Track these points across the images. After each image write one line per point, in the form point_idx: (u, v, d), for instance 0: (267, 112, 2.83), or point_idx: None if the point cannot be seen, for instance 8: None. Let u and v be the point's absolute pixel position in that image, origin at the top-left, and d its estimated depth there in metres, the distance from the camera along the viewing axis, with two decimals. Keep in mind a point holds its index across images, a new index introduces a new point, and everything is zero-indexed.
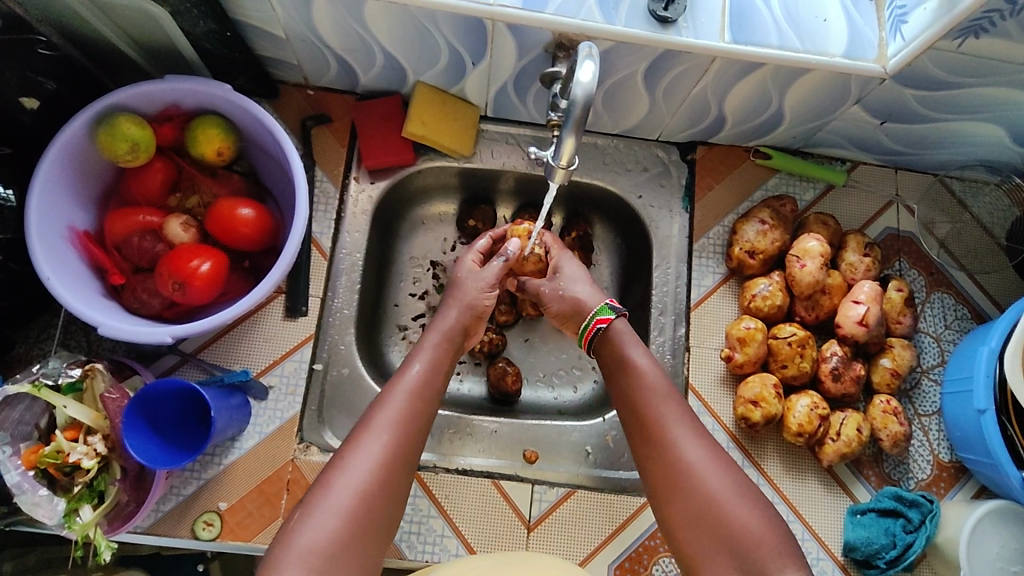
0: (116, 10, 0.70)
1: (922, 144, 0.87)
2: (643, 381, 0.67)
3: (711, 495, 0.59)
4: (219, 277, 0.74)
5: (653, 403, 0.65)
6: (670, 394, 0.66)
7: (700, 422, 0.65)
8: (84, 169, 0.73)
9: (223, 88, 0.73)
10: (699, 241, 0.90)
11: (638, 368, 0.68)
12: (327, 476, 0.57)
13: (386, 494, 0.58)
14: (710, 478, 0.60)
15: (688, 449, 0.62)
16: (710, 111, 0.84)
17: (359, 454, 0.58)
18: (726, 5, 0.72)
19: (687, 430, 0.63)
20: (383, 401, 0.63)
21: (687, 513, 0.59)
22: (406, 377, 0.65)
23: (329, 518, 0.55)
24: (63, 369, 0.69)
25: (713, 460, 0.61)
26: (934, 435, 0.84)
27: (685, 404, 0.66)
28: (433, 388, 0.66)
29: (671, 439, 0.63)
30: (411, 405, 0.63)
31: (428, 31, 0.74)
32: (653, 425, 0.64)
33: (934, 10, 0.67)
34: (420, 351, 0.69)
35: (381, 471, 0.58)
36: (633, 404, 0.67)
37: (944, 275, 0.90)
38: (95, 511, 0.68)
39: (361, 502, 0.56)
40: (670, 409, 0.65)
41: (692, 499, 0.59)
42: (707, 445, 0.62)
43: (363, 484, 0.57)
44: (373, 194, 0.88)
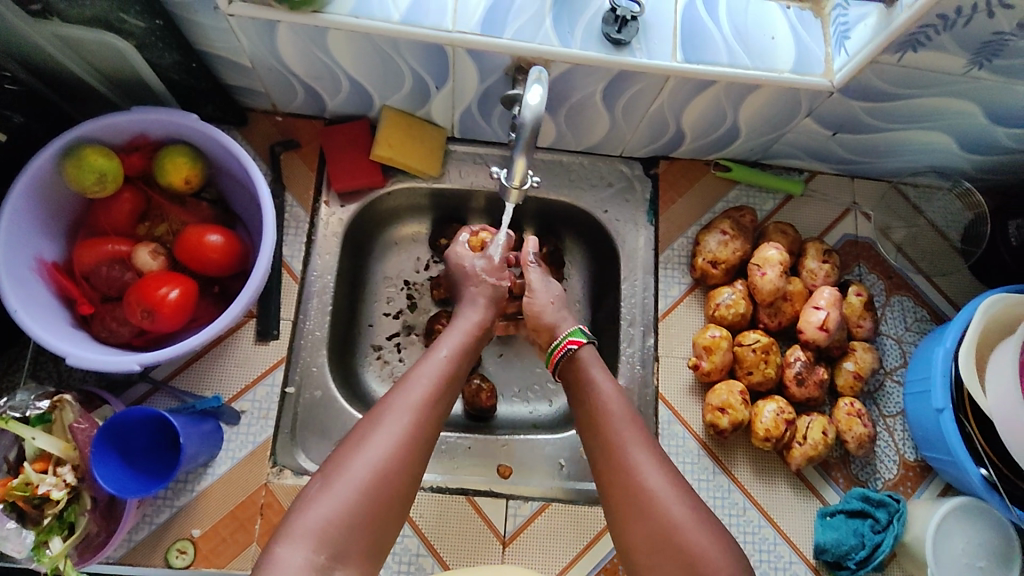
0: (81, 45, 0.71)
1: (875, 153, 0.90)
2: (606, 404, 0.69)
3: (670, 520, 0.60)
4: (188, 304, 0.74)
5: (615, 425, 0.67)
6: (630, 416, 0.68)
7: (661, 447, 0.66)
8: (51, 202, 0.74)
9: (191, 117, 0.74)
10: (665, 253, 0.92)
11: (600, 390, 0.71)
12: (348, 451, 0.59)
13: (408, 472, 0.59)
14: (669, 503, 0.61)
15: (649, 473, 0.63)
16: (669, 127, 0.86)
17: (388, 430, 0.60)
18: (677, 26, 0.75)
19: (645, 450, 0.65)
20: (406, 384, 0.65)
21: (646, 537, 0.60)
22: (431, 363, 0.68)
23: (347, 492, 0.56)
24: (31, 402, 0.70)
25: (673, 485, 0.62)
26: (898, 435, 0.86)
27: (645, 429, 0.68)
28: (455, 375, 0.69)
29: (632, 463, 0.64)
30: (438, 389, 0.66)
31: (391, 57, 0.76)
32: (615, 446, 0.66)
33: (874, 26, 0.70)
34: (446, 342, 0.72)
35: (408, 448, 0.60)
36: (596, 424, 0.69)
37: (903, 278, 0.93)
38: (65, 542, 0.67)
39: (384, 478, 0.58)
40: (631, 432, 0.66)
41: (650, 523, 0.60)
42: (666, 470, 0.64)
43: (388, 460, 0.59)
44: (344, 216, 0.90)
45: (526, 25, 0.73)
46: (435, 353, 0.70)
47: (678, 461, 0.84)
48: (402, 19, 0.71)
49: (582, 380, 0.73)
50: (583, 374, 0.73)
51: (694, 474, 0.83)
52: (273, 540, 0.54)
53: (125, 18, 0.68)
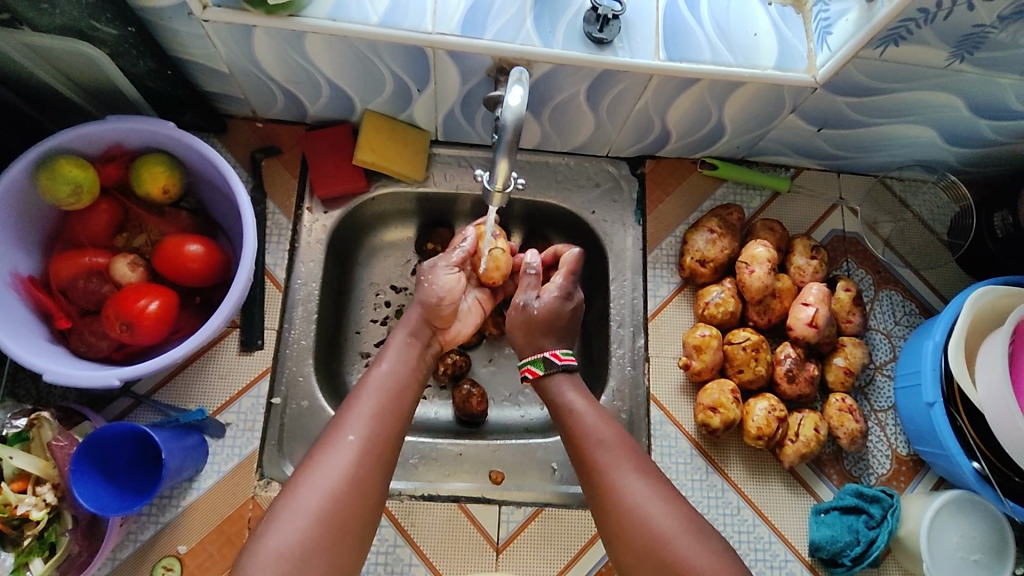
0: (53, 54, 0.69)
1: (860, 147, 0.90)
2: (581, 424, 0.71)
3: (655, 532, 0.62)
4: (169, 315, 0.73)
5: (594, 444, 0.69)
6: (609, 432, 0.70)
7: (640, 456, 0.68)
8: (26, 214, 0.72)
9: (167, 125, 0.73)
10: (653, 252, 0.91)
11: (574, 411, 0.73)
12: (297, 482, 0.60)
13: (358, 497, 0.60)
14: (654, 516, 0.63)
15: (630, 488, 0.65)
16: (654, 126, 0.86)
17: (332, 457, 0.61)
18: (659, 24, 0.74)
19: (627, 465, 0.67)
20: (352, 402, 0.66)
21: (637, 551, 0.62)
22: (374, 380, 0.68)
23: (298, 521, 0.57)
24: (8, 420, 0.68)
25: (656, 498, 0.64)
26: (891, 430, 0.86)
27: (624, 443, 0.70)
28: (400, 386, 0.69)
29: (614, 480, 0.66)
30: (384, 408, 0.66)
31: (371, 60, 0.75)
32: (595, 465, 0.68)
33: (855, 21, 0.70)
34: (389, 352, 0.73)
35: (352, 473, 0.61)
36: (572, 444, 0.71)
37: (891, 272, 0.93)
38: (46, 564, 0.66)
39: (331, 506, 0.59)
40: (610, 448, 0.68)
41: (639, 537, 0.62)
42: (648, 483, 0.65)
43: (334, 486, 0.59)
44: (328, 222, 0.88)
45: (507, 26, 0.72)
46: (378, 368, 0.70)
47: (672, 461, 0.83)
48: (380, 22, 0.70)
49: (557, 401, 0.75)
50: (557, 392, 0.75)
51: (688, 474, 0.83)
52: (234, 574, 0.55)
53: (96, 26, 0.66)
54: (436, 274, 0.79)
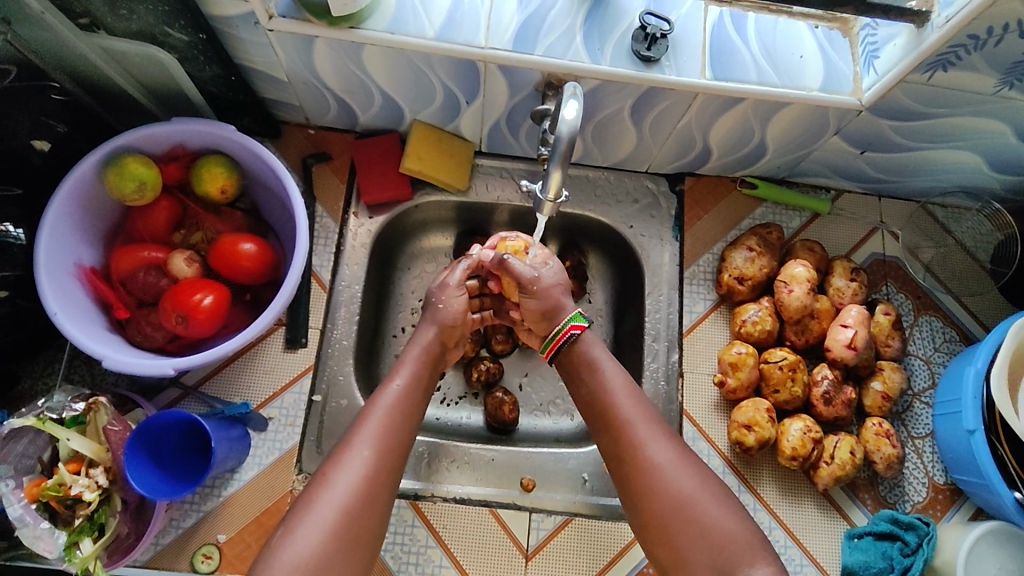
0: (126, 57, 0.74)
1: (902, 171, 0.90)
2: (604, 388, 0.71)
3: (681, 491, 0.62)
4: (222, 310, 0.76)
5: (618, 404, 0.69)
6: (633, 395, 0.70)
7: (663, 421, 0.69)
8: (92, 208, 0.76)
9: (229, 129, 0.76)
10: (690, 269, 0.92)
11: (601, 370, 0.72)
12: (310, 497, 0.60)
13: (368, 513, 0.61)
14: (679, 476, 0.63)
15: (656, 449, 0.65)
16: (696, 143, 0.87)
17: (345, 473, 0.61)
18: (707, 44, 0.75)
19: (652, 428, 0.67)
20: (363, 420, 0.66)
21: (660, 511, 0.62)
22: (386, 396, 0.68)
23: (312, 535, 0.57)
24: (67, 403, 0.71)
25: (682, 460, 0.65)
26: (927, 458, 0.85)
27: (646, 405, 0.70)
28: (411, 403, 0.69)
29: (641, 441, 0.66)
30: (388, 422, 0.66)
31: (424, 72, 0.77)
32: (620, 426, 0.68)
33: (904, 46, 0.71)
34: (401, 369, 0.73)
35: (363, 490, 0.61)
36: (597, 405, 0.71)
37: (931, 298, 0.92)
38: (95, 544, 0.68)
39: (344, 521, 0.59)
40: (636, 409, 0.69)
41: (663, 495, 0.63)
42: (672, 444, 0.66)
43: (346, 501, 0.60)
44: (372, 227, 0.91)
45: (557, 42, 0.74)
46: (390, 384, 0.70)
47: None
48: (436, 36, 0.72)
49: (580, 361, 0.74)
50: (583, 355, 0.74)
51: None
52: None
53: (169, 32, 0.70)
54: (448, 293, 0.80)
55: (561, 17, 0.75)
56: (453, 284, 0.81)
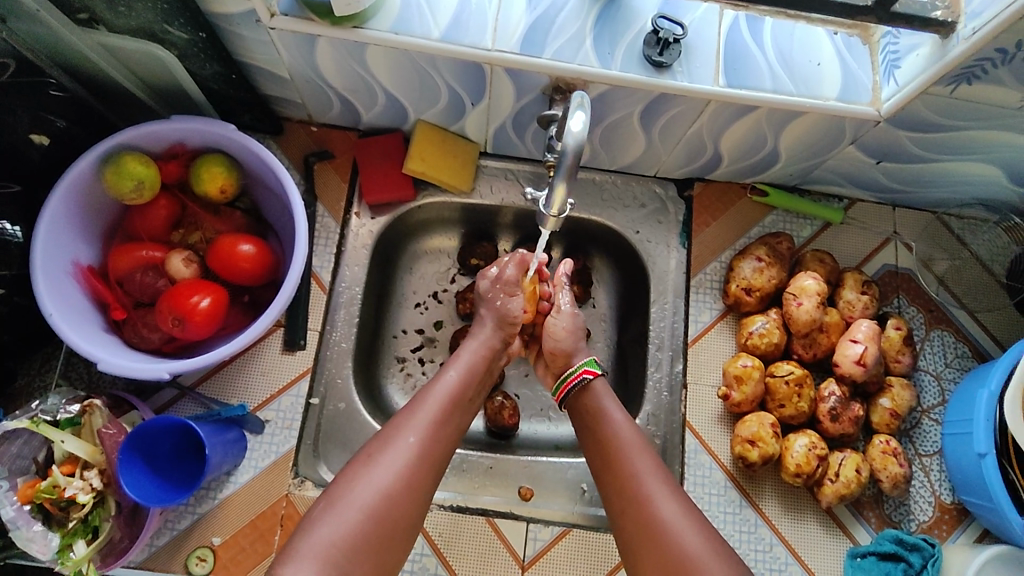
0: (125, 53, 0.72)
1: (919, 182, 0.87)
2: (617, 434, 0.70)
3: (685, 547, 0.60)
4: (219, 313, 0.75)
5: (629, 455, 0.68)
6: (645, 448, 0.69)
7: (673, 477, 0.67)
8: (90, 206, 0.75)
9: (228, 128, 0.74)
10: (696, 277, 0.90)
11: (611, 419, 0.72)
12: (353, 474, 0.60)
13: (410, 497, 0.61)
14: (683, 532, 0.62)
15: (663, 504, 0.64)
16: (707, 149, 0.85)
17: (390, 456, 0.62)
18: (721, 49, 0.73)
19: (660, 481, 0.66)
20: (414, 406, 0.67)
21: (661, 565, 0.61)
22: (440, 386, 0.69)
23: (352, 514, 0.58)
24: (61, 405, 0.70)
25: (687, 516, 0.63)
26: (935, 476, 0.83)
27: (658, 460, 0.69)
28: (463, 396, 0.70)
29: (648, 494, 0.65)
30: (442, 415, 0.67)
31: (428, 73, 0.75)
32: (630, 476, 0.67)
33: (926, 57, 0.68)
34: (457, 361, 0.74)
35: (407, 475, 0.61)
36: (607, 452, 0.70)
37: (944, 312, 0.90)
38: (89, 546, 0.68)
39: (384, 505, 0.59)
40: (645, 462, 0.68)
41: (668, 554, 0.61)
42: (680, 500, 0.64)
43: (390, 484, 0.60)
44: (374, 228, 0.89)
45: (566, 45, 0.71)
46: (445, 376, 0.71)
47: (705, 492, 0.82)
48: (441, 37, 0.70)
49: (592, 411, 0.74)
50: (592, 402, 0.74)
51: (720, 506, 0.82)
52: (279, 564, 0.55)
53: (168, 29, 0.68)
54: (502, 288, 0.79)
55: (572, 19, 0.73)
56: (510, 280, 0.79)
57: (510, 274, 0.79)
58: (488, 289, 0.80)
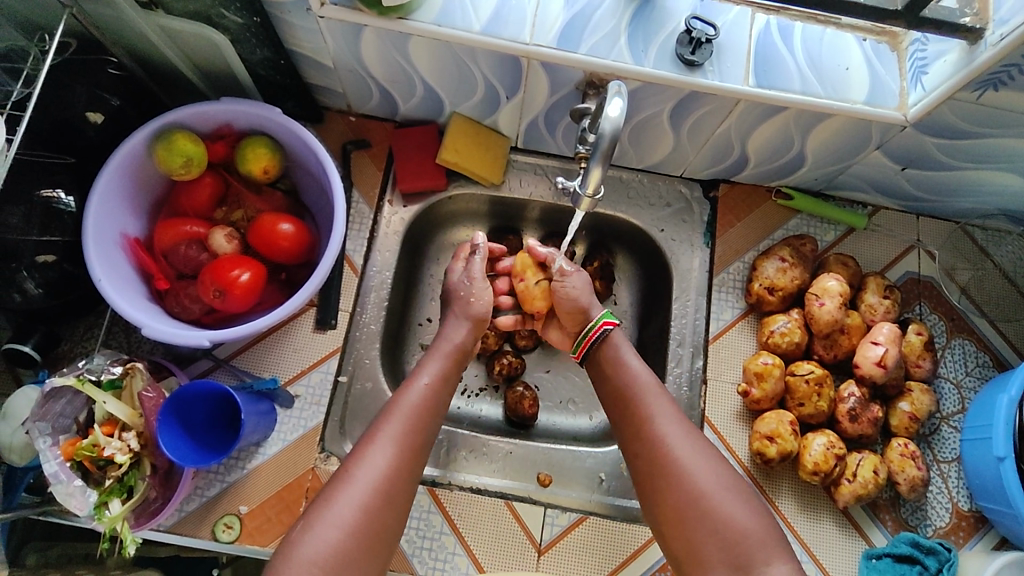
0: (182, 37, 0.76)
1: (944, 191, 0.88)
2: (629, 381, 0.72)
3: (698, 485, 0.63)
4: (257, 287, 0.78)
5: (644, 397, 0.70)
6: (657, 390, 0.71)
7: (685, 416, 0.69)
8: (140, 181, 0.79)
9: (275, 111, 0.78)
10: (719, 276, 0.91)
11: (626, 365, 0.74)
12: (331, 492, 0.61)
13: (386, 510, 0.62)
14: (696, 471, 0.64)
15: (676, 442, 0.66)
16: (733, 150, 0.87)
17: (365, 469, 0.62)
18: (751, 51, 0.75)
19: (674, 421, 0.68)
20: (385, 418, 0.67)
21: (675, 502, 0.63)
22: (410, 395, 0.69)
23: (332, 532, 0.58)
24: (106, 366, 0.73)
25: (701, 455, 0.65)
26: (952, 483, 0.84)
27: (671, 400, 0.71)
28: (434, 403, 0.70)
29: (661, 435, 0.67)
30: (411, 421, 0.67)
31: (467, 65, 0.78)
32: (643, 419, 0.68)
33: (954, 63, 0.70)
34: (428, 368, 0.74)
35: (382, 487, 0.62)
36: (622, 396, 0.72)
37: (965, 321, 0.90)
38: (123, 505, 0.70)
39: (362, 520, 0.60)
40: (659, 404, 0.69)
41: (682, 491, 0.63)
42: (693, 439, 0.66)
43: (365, 500, 0.61)
44: (406, 216, 0.92)
45: (601, 42, 0.74)
46: (417, 382, 0.71)
47: None
48: (482, 30, 0.73)
49: (607, 359, 0.76)
50: (609, 351, 0.76)
51: None
52: None
53: (224, 14, 0.72)
54: (476, 286, 0.82)
55: (607, 17, 0.75)
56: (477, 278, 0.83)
57: (477, 266, 0.84)
58: (462, 287, 0.83)
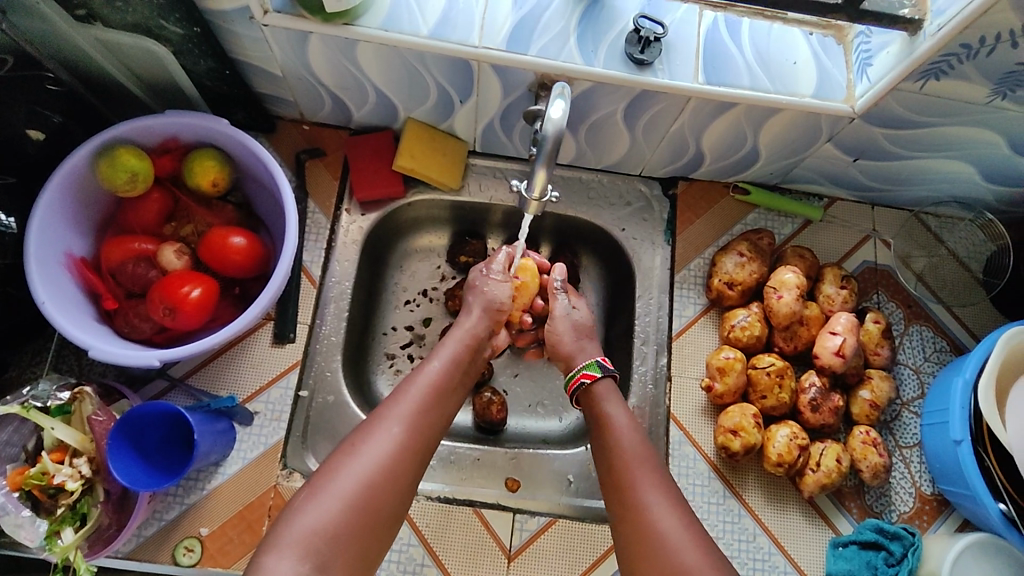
0: (122, 49, 0.74)
1: (895, 180, 0.90)
2: (621, 444, 0.70)
3: (681, 564, 0.59)
4: (209, 303, 0.76)
5: (631, 464, 0.68)
6: (646, 455, 0.69)
7: (675, 488, 0.67)
8: (84, 198, 0.76)
9: (221, 122, 0.76)
10: (681, 273, 0.92)
11: (615, 425, 0.72)
12: (336, 463, 0.61)
13: (389, 489, 0.61)
14: (679, 546, 0.61)
15: (661, 515, 0.63)
16: (688, 147, 0.87)
17: (373, 444, 0.62)
18: (700, 49, 0.75)
19: (662, 492, 0.65)
20: (397, 399, 0.67)
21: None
22: (422, 379, 0.69)
23: (332, 504, 0.58)
24: (53, 392, 0.72)
25: (687, 529, 0.62)
26: (915, 467, 0.85)
27: (662, 469, 0.68)
28: (445, 390, 0.70)
29: (647, 504, 0.64)
30: (425, 404, 0.67)
31: (417, 70, 0.77)
32: (630, 484, 0.66)
33: (897, 54, 0.71)
34: (439, 352, 0.74)
35: (389, 466, 0.62)
36: (611, 458, 0.70)
37: (922, 307, 0.92)
38: (77, 534, 0.68)
39: (365, 494, 0.59)
40: (646, 473, 0.67)
41: (663, 565, 0.60)
42: (681, 515, 0.63)
43: (371, 475, 0.60)
44: (364, 224, 0.91)
45: (550, 43, 0.74)
46: (427, 366, 0.71)
47: (689, 483, 0.83)
48: (430, 34, 0.72)
49: (599, 418, 0.74)
50: (599, 409, 0.74)
51: (704, 496, 0.83)
52: (260, 553, 0.55)
53: (164, 25, 0.70)
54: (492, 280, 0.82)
55: (556, 18, 0.75)
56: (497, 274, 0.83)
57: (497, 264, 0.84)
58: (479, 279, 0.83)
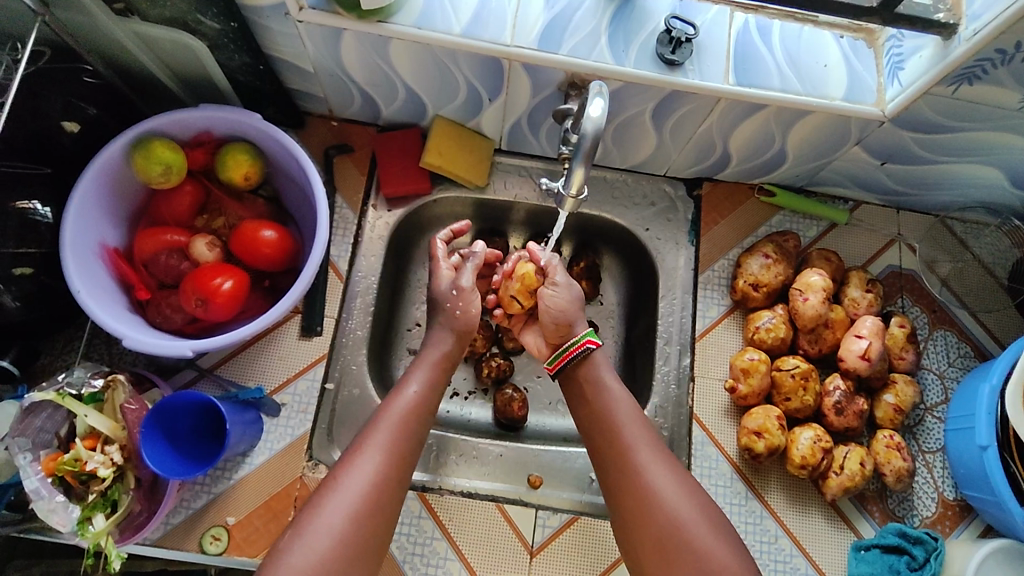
0: (158, 43, 0.75)
1: (922, 185, 0.89)
2: (611, 406, 0.72)
3: (678, 517, 0.64)
4: (240, 295, 0.77)
5: (624, 425, 0.71)
6: (638, 418, 0.72)
7: (668, 449, 0.70)
8: (118, 190, 0.77)
9: (254, 116, 0.77)
10: (705, 273, 0.92)
11: (604, 385, 0.75)
12: (319, 500, 0.61)
13: (376, 520, 0.62)
14: (676, 505, 0.64)
15: (656, 475, 0.66)
16: (715, 148, 0.87)
17: (354, 475, 0.63)
18: (730, 50, 0.76)
19: (655, 453, 0.68)
20: (374, 428, 0.67)
21: (655, 534, 0.63)
22: (398, 404, 0.69)
23: (319, 542, 0.58)
24: (87, 379, 0.73)
25: (679, 485, 0.66)
26: (938, 472, 0.85)
27: (651, 431, 0.71)
28: (422, 413, 0.70)
29: (641, 464, 0.67)
30: (402, 429, 0.68)
31: (448, 68, 0.78)
32: (624, 445, 0.69)
33: (929, 58, 0.71)
34: (414, 376, 0.74)
35: (371, 497, 0.62)
36: (601, 420, 0.72)
37: (947, 312, 0.92)
38: (108, 520, 0.69)
39: (352, 528, 0.60)
40: (637, 432, 0.70)
41: (660, 525, 0.64)
42: (672, 471, 0.67)
43: (355, 507, 0.61)
44: (390, 220, 0.92)
45: (582, 42, 0.74)
46: (405, 391, 0.71)
47: (711, 483, 0.83)
48: (462, 32, 0.73)
49: (587, 379, 0.76)
50: (587, 371, 0.76)
51: (726, 497, 0.83)
52: None
53: (201, 20, 0.71)
54: (466, 298, 0.79)
55: (588, 18, 0.75)
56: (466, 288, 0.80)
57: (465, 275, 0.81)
58: (451, 297, 0.80)
